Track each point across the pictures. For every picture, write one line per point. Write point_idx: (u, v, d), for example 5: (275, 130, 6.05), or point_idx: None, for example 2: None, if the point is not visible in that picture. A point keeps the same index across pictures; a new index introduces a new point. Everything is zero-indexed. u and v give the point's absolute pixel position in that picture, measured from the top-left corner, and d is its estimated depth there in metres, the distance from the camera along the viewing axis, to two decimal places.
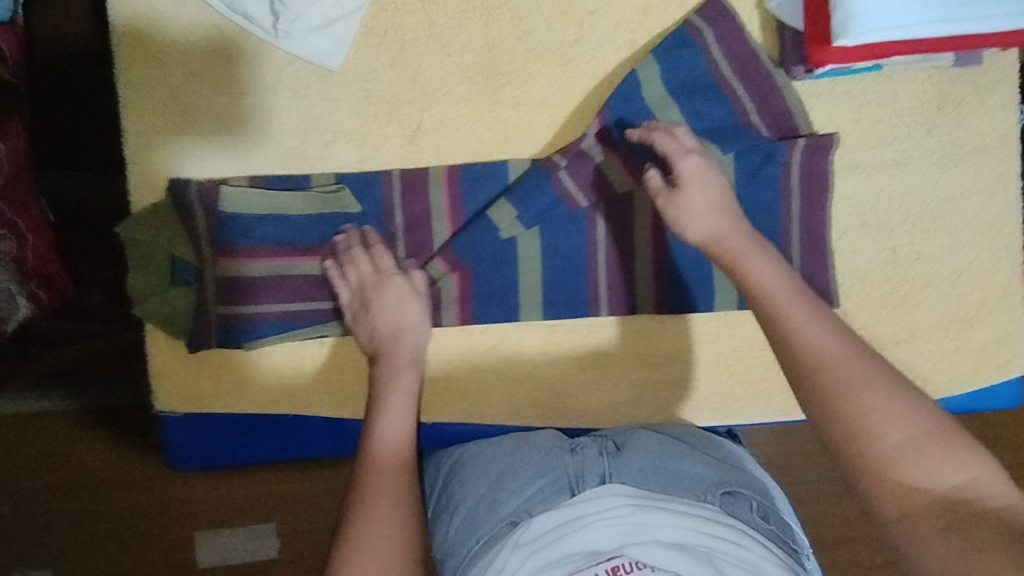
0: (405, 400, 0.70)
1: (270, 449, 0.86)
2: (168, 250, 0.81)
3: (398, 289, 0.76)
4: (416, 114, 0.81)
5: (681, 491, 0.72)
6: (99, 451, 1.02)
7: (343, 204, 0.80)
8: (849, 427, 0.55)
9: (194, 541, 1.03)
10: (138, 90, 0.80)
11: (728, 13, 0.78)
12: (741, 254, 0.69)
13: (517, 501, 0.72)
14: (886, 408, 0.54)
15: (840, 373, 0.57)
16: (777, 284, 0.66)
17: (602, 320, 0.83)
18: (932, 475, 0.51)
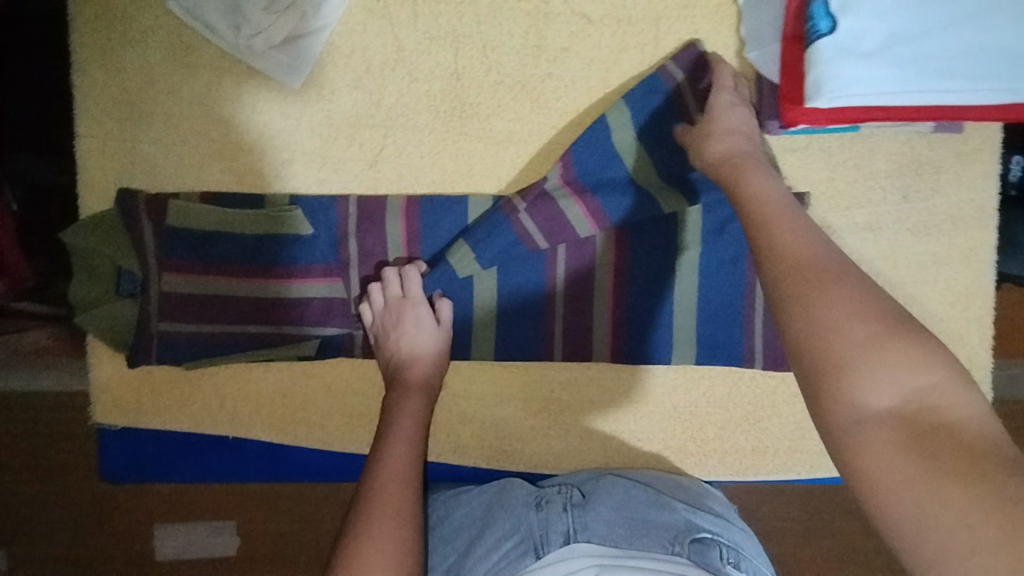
0: (414, 425, 0.71)
1: (208, 469, 0.83)
2: (114, 261, 0.78)
3: (417, 318, 0.75)
4: (378, 139, 0.79)
5: (650, 545, 0.66)
6: (49, 445, 0.99)
7: (294, 226, 0.77)
8: (809, 327, 0.51)
9: (151, 534, 1.00)
10: (95, 95, 0.78)
11: (707, 65, 0.77)
12: (739, 170, 0.68)
13: (484, 566, 0.69)
14: (850, 304, 0.51)
15: (812, 272, 0.54)
16: (770, 196, 0.64)
17: (556, 365, 0.81)
18: (889, 378, 0.47)
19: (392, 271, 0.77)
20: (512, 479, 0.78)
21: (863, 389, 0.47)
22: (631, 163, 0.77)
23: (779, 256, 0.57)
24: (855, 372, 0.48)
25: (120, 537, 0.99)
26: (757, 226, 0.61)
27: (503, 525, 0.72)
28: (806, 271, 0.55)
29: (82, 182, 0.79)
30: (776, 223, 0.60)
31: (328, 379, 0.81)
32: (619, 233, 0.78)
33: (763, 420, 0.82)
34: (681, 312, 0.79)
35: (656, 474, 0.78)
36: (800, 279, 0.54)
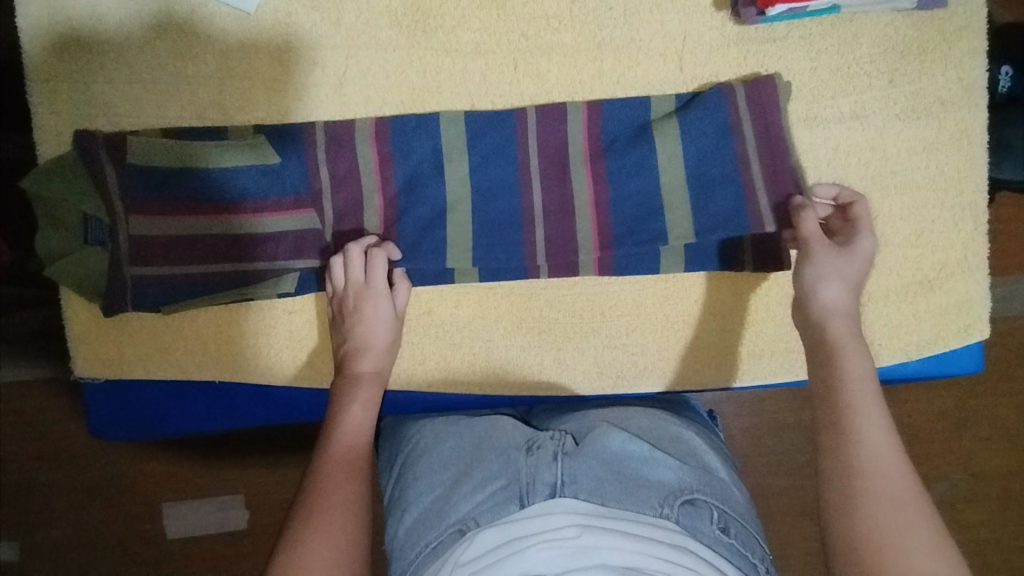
0: (364, 416, 0.69)
1: (196, 418, 0.81)
2: (79, 208, 0.75)
3: (374, 312, 0.74)
4: (341, 61, 0.76)
5: (637, 505, 0.61)
6: (39, 421, 0.97)
7: (262, 155, 0.74)
8: (856, 523, 0.53)
9: (162, 514, 0.99)
10: (41, 36, 0.75)
11: (772, 92, 0.74)
12: (840, 351, 0.64)
13: (468, 505, 0.64)
14: (912, 536, 0.52)
15: (880, 487, 0.55)
16: (864, 393, 0.61)
17: (542, 284, 0.79)
18: None
19: (357, 249, 0.74)
20: (502, 416, 0.75)
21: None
22: (656, 114, 0.76)
23: (853, 441, 0.58)
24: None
25: (124, 505, 0.98)
26: (841, 390, 0.61)
27: (490, 467, 0.67)
28: (875, 472, 0.55)
29: (39, 127, 0.76)
30: (860, 403, 0.60)
31: (310, 314, 0.79)
32: (591, 136, 0.76)
33: (757, 324, 0.80)
34: (670, 213, 0.76)
35: (648, 420, 0.74)
36: (866, 479, 0.55)
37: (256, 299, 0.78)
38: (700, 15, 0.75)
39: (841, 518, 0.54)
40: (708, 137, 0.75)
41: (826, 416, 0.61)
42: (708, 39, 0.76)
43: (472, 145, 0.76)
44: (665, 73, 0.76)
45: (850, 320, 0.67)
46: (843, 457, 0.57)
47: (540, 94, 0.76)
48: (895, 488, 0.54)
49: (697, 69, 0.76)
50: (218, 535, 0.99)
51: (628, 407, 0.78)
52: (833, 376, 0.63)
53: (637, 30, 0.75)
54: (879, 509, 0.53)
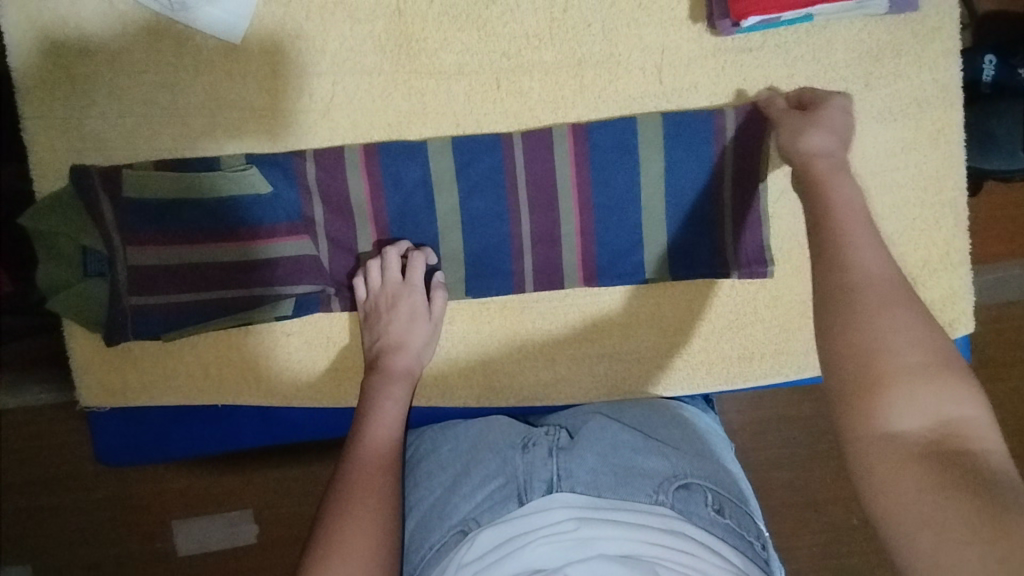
0: (398, 405, 0.73)
1: (202, 440, 0.83)
2: (77, 241, 0.77)
3: (411, 306, 0.76)
4: (328, 87, 0.77)
5: (633, 494, 0.65)
6: (47, 449, 0.99)
7: (252, 185, 0.75)
8: (849, 328, 0.53)
9: (172, 529, 1.00)
10: (33, 75, 0.77)
11: (754, 114, 0.76)
12: (824, 179, 0.64)
13: (467, 506, 0.67)
14: (903, 329, 0.52)
15: (868, 291, 0.54)
16: (849, 210, 0.61)
17: (533, 297, 0.80)
18: (917, 403, 0.49)
19: (395, 253, 0.76)
20: (498, 416, 0.77)
21: (901, 404, 0.49)
22: (640, 129, 0.77)
23: (848, 256, 0.57)
24: (894, 389, 0.49)
25: (134, 525, 1.00)
26: (830, 214, 0.61)
27: (488, 465, 0.70)
28: (869, 282, 0.55)
29: (35, 164, 0.78)
30: (845, 224, 0.59)
31: (307, 334, 0.80)
32: (577, 161, 0.77)
33: (747, 327, 0.81)
34: (648, 224, 0.78)
35: (641, 413, 0.76)
36: (860, 287, 0.54)
37: (254, 322, 0.79)
38: (678, 28, 0.77)
39: (839, 325, 0.53)
40: (685, 151, 0.77)
41: (814, 240, 0.60)
42: (686, 51, 0.77)
43: (461, 176, 0.77)
44: (646, 86, 0.77)
45: (833, 158, 0.66)
46: (836, 272, 0.56)
47: (524, 111, 0.78)
48: (892, 296, 0.53)
49: (676, 80, 0.77)
50: (227, 553, 1.01)
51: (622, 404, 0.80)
52: (819, 204, 0.62)
53: (615, 44, 0.77)
54: (875, 312, 0.53)
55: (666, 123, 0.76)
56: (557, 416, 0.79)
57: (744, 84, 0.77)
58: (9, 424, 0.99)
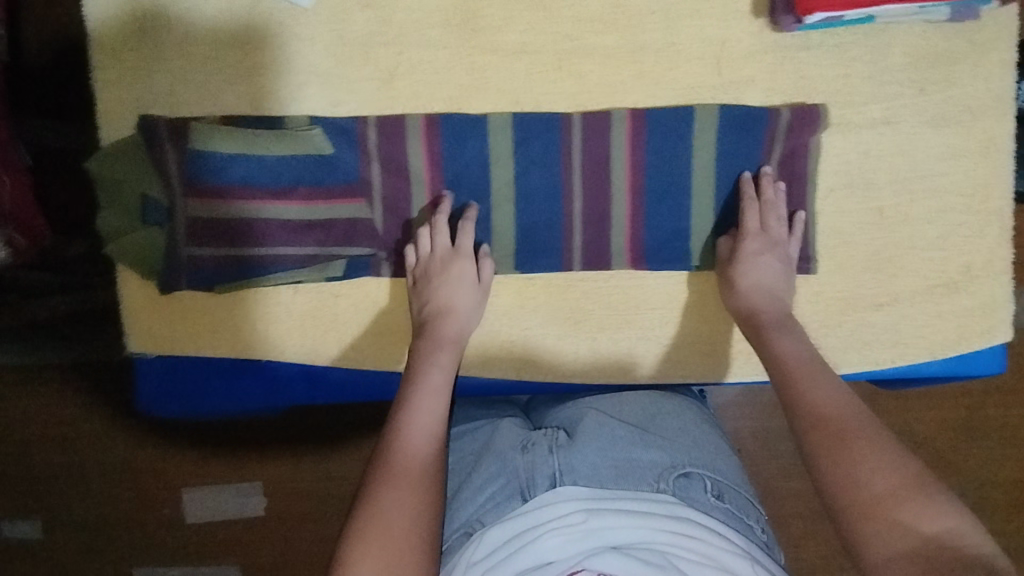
0: (444, 379, 0.70)
1: (244, 396, 0.85)
2: (139, 190, 0.79)
3: (459, 271, 0.76)
4: (393, 57, 0.79)
5: (635, 484, 0.65)
6: (78, 405, 1.04)
7: (316, 145, 0.78)
8: (827, 466, 0.58)
9: (182, 497, 1.06)
10: (109, 24, 0.79)
11: (810, 114, 0.77)
12: (767, 330, 0.73)
13: (471, 508, 0.66)
14: (873, 457, 0.57)
15: (837, 426, 0.60)
16: (802, 358, 0.69)
17: (577, 276, 0.82)
18: (905, 521, 0.52)
19: (443, 219, 0.78)
20: (500, 420, 0.77)
21: (900, 517, 0.52)
22: (696, 118, 0.77)
23: (807, 398, 0.64)
24: (877, 513, 0.53)
25: (156, 483, 1.06)
26: (782, 365, 0.69)
27: (489, 468, 0.70)
28: (841, 418, 0.61)
29: (102, 112, 0.80)
30: (801, 374, 0.67)
31: (356, 298, 0.83)
32: (633, 145, 0.78)
33: None
34: (697, 213, 0.80)
35: (641, 403, 0.78)
36: (831, 425, 0.61)
37: (305, 281, 0.82)
38: (739, 22, 0.78)
39: (819, 462, 0.58)
40: (739, 144, 0.78)
41: (779, 390, 0.67)
42: (746, 45, 0.78)
43: (518, 151, 0.78)
44: (704, 76, 0.78)
45: (778, 308, 0.75)
46: (805, 414, 0.63)
47: (583, 93, 0.79)
48: (867, 428, 0.59)
49: (734, 72, 0.78)
50: (235, 522, 1.07)
51: (629, 395, 0.81)
52: (775, 357, 0.70)
53: (677, 34, 0.78)
54: (856, 442, 0.58)
55: (721, 113, 0.77)
56: (556, 409, 0.80)
57: (800, 81, 0.79)
58: (37, 373, 1.03)
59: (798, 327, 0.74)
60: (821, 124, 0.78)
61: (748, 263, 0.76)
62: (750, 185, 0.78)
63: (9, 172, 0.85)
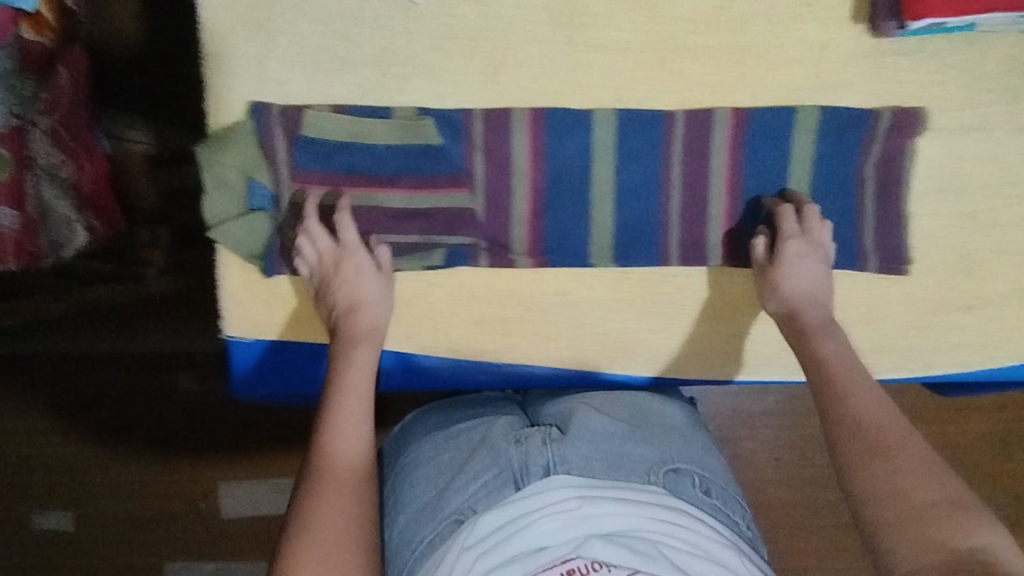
0: (364, 380, 0.72)
1: (338, 380, 0.87)
2: (246, 173, 0.80)
3: (356, 262, 0.78)
4: (499, 51, 0.80)
5: (626, 475, 0.69)
6: (143, 381, 1.17)
7: (425, 135, 0.80)
8: (871, 476, 0.60)
9: (218, 491, 1.20)
10: (221, 12, 0.79)
11: (910, 120, 0.79)
12: (809, 334, 0.74)
13: (462, 496, 0.68)
14: (917, 470, 0.59)
15: (887, 436, 0.62)
16: (844, 360, 0.70)
17: (672, 271, 0.83)
18: (944, 534, 0.55)
19: (314, 220, 0.79)
20: (496, 419, 0.78)
21: (932, 532, 0.55)
22: (797, 120, 0.79)
23: (851, 403, 0.65)
24: (918, 523, 0.56)
25: (184, 475, 1.19)
26: (821, 367, 0.70)
27: (483, 459, 0.71)
28: (885, 428, 0.63)
29: (211, 97, 0.80)
30: (844, 374, 0.69)
31: (452, 288, 0.84)
32: (734, 144, 0.80)
33: (878, 321, 0.83)
34: None
35: (629, 401, 0.80)
36: (873, 432, 0.63)
37: (403, 270, 0.83)
38: (839, 26, 0.79)
39: (858, 468, 0.61)
40: (838, 146, 0.80)
41: (822, 392, 0.69)
42: (844, 50, 0.80)
43: (620, 147, 0.80)
44: (804, 78, 0.80)
45: (820, 312, 0.76)
46: (845, 418, 0.65)
47: (685, 92, 0.80)
48: (906, 441, 0.62)
49: (833, 76, 0.80)
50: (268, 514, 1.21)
51: (625, 395, 0.83)
52: (812, 362, 0.71)
53: (778, 37, 0.80)
54: (897, 455, 0.61)
55: (823, 115, 0.79)
56: (550, 405, 0.81)
57: (898, 86, 0.80)
58: (83, 369, 1.17)
59: (835, 324, 0.75)
60: (920, 127, 0.79)
61: (790, 266, 0.76)
62: (777, 202, 0.80)
63: (90, 158, 0.97)
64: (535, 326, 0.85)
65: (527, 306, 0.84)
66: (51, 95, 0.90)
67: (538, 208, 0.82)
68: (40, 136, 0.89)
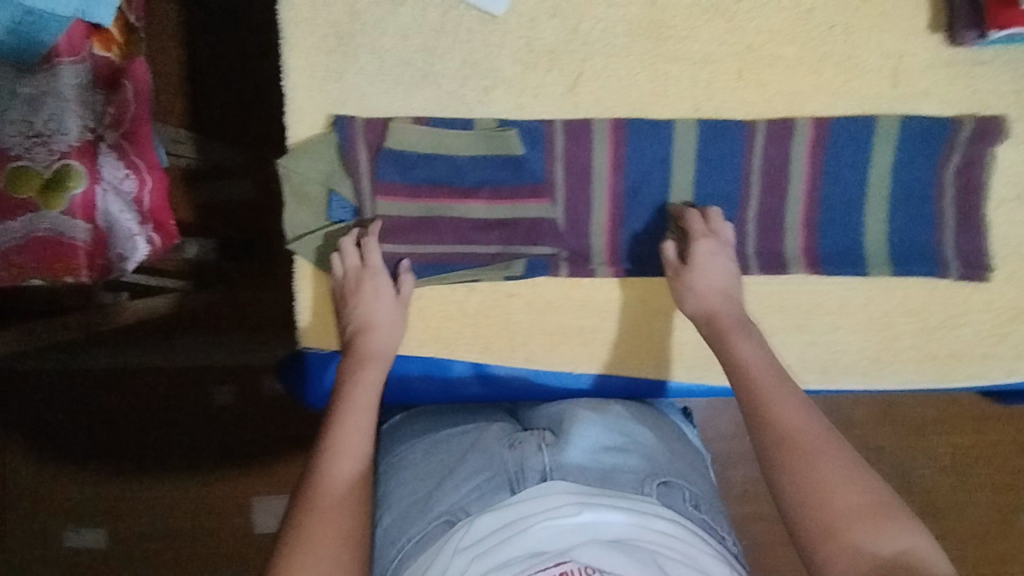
0: (371, 399, 0.74)
1: (413, 392, 0.86)
2: (325, 184, 0.81)
3: (375, 285, 0.78)
4: (578, 63, 0.80)
5: (622, 486, 0.67)
6: (160, 398, 1.22)
7: (508, 145, 0.80)
8: (798, 484, 0.63)
9: (252, 506, 1.23)
10: (303, 27, 0.80)
11: (992, 127, 0.79)
12: (728, 334, 0.75)
13: (453, 498, 0.69)
14: (836, 475, 0.63)
15: (805, 442, 0.65)
16: (765, 366, 0.72)
17: (753, 280, 0.83)
18: (870, 539, 0.59)
19: (349, 241, 0.79)
20: (488, 425, 0.78)
21: (854, 538, 0.59)
22: (877, 128, 0.80)
23: (774, 410, 0.67)
24: (846, 530, 0.60)
25: (221, 489, 1.23)
26: (742, 375, 0.71)
27: (474, 462, 0.72)
28: (806, 435, 0.66)
29: (292, 110, 0.81)
30: (765, 382, 0.70)
31: (530, 298, 0.84)
32: (814, 153, 0.80)
33: (957, 327, 0.84)
34: (872, 221, 0.81)
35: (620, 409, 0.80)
36: (796, 439, 0.65)
37: (483, 280, 0.83)
38: (915, 37, 0.80)
39: (783, 475, 0.64)
40: (917, 154, 0.80)
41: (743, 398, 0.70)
42: (919, 60, 0.80)
43: (700, 157, 0.81)
44: (882, 88, 0.80)
45: (734, 310, 0.77)
46: (765, 425, 0.67)
47: (763, 103, 0.81)
48: (828, 445, 0.65)
49: (910, 85, 0.80)
50: None
51: (621, 403, 0.83)
52: (735, 363, 0.72)
53: (855, 47, 0.80)
54: (818, 460, 0.64)
55: (903, 123, 0.80)
56: (542, 409, 0.82)
57: (974, 96, 0.81)
58: (120, 387, 1.22)
59: (756, 329, 0.76)
60: (1001, 135, 0.79)
61: (699, 266, 0.77)
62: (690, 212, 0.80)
63: (151, 170, 0.85)
64: (612, 336, 0.84)
65: (605, 314, 0.84)
66: (117, 107, 0.82)
67: (618, 216, 0.82)
68: (107, 151, 0.82)
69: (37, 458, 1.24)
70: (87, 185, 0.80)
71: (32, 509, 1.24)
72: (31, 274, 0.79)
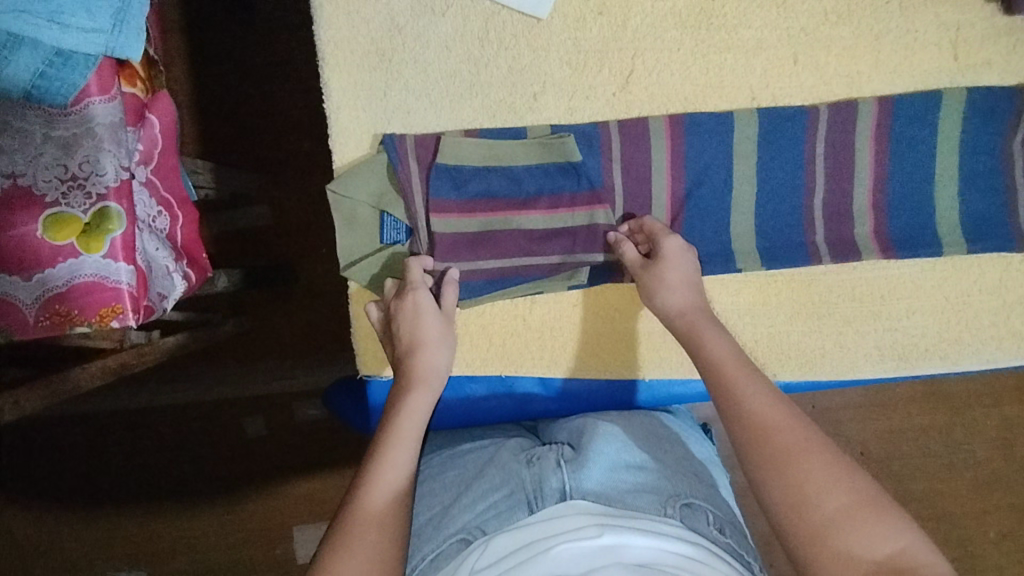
0: (415, 427, 0.67)
1: (481, 412, 0.85)
2: (377, 206, 0.78)
3: (416, 302, 0.73)
4: (629, 60, 0.78)
5: (643, 505, 0.64)
6: (192, 436, 1.19)
7: (566, 152, 0.77)
8: (786, 488, 0.56)
9: (295, 536, 1.20)
10: (343, 45, 0.77)
11: None
12: (699, 328, 0.69)
13: (468, 516, 0.66)
14: (823, 475, 0.56)
15: (777, 440, 0.59)
16: (729, 357, 0.65)
17: (822, 269, 0.81)
18: (866, 542, 0.53)
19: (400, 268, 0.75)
20: (506, 440, 0.76)
21: (845, 543, 0.53)
22: (942, 103, 0.78)
23: (742, 406, 0.61)
24: (836, 534, 0.54)
25: (264, 523, 1.20)
26: (711, 370, 0.65)
27: (492, 479, 0.70)
28: (778, 430, 0.59)
29: (336, 132, 0.78)
30: (733, 375, 0.63)
31: (594, 305, 0.82)
32: (879, 133, 0.78)
33: None
34: (941, 199, 0.79)
35: (637, 423, 0.78)
36: (776, 438, 0.59)
37: (545, 292, 0.81)
38: (974, 6, 0.77)
39: (765, 476, 0.58)
40: (984, 126, 0.78)
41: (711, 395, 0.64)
42: (979, 30, 0.77)
43: (761, 147, 0.78)
44: (941, 62, 0.78)
45: (702, 304, 0.71)
46: (743, 421, 0.61)
47: (821, 86, 0.78)
48: (808, 440, 0.59)
49: (971, 56, 0.78)
50: None
51: (635, 416, 0.81)
52: (703, 359, 0.66)
53: (914, 20, 0.77)
54: (805, 458, 0.57)
55: (968, 96, 0.77)
56: (560, 424, 0.80)
57: None
58: (157, 426, 1.19)
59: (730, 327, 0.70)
60: None
61: (671, 260, 0.73)
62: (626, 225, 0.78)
63: (182, 206, 0.79)
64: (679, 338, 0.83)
65: None
66: (146, 143, 0.75)
67: (680, 215, 0.79)
68: (139, 188, 0.74)
69: (70, 508, 1.20)
70: (129, 227, 0.69)
71: (70, 559, 1.21)
72: (79, 320, 0.68)
